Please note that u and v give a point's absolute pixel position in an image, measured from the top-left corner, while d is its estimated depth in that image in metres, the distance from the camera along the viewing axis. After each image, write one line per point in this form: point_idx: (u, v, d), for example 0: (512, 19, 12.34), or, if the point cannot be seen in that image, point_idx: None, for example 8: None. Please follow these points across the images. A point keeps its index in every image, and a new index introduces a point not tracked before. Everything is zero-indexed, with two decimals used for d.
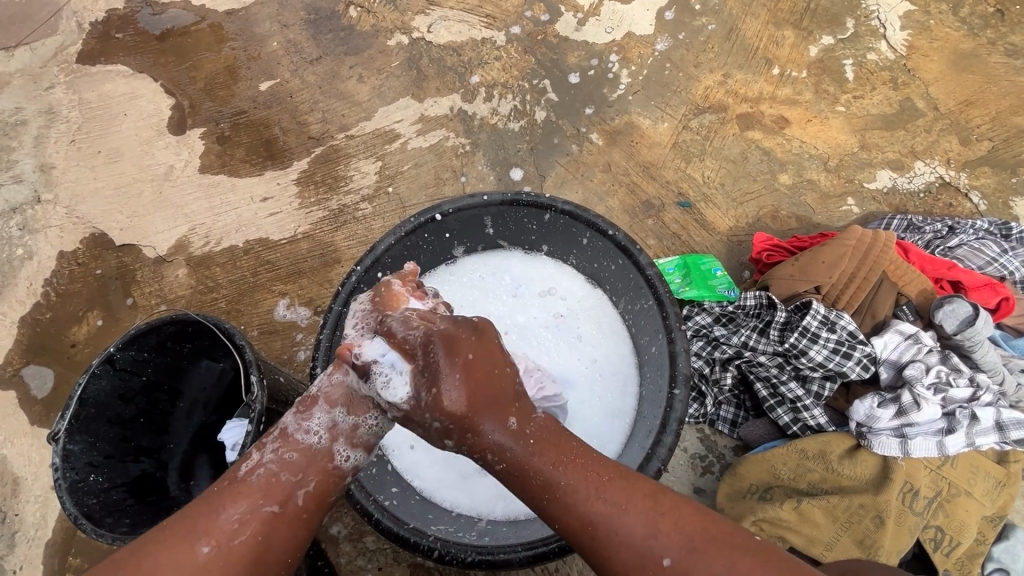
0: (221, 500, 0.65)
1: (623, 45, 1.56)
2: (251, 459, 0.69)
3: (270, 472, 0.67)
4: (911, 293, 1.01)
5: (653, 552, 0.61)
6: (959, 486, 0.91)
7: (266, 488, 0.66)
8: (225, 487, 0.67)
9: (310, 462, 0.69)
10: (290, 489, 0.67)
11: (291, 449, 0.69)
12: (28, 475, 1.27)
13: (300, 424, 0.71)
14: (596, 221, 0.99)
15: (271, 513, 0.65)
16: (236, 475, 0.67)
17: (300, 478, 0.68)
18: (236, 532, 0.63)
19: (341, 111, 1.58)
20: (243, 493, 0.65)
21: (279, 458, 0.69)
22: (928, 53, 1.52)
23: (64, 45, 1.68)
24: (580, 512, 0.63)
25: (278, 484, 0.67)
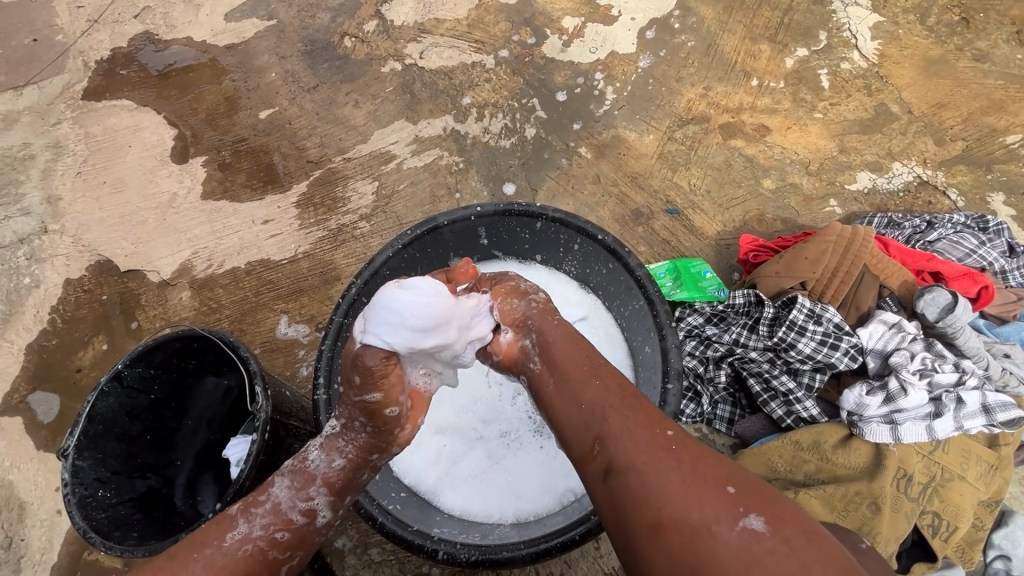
0: (200, 570, 0.66)
1: (607, 64, 1.63)
2: (238, 531, 0.70)
3: (257, 548, 0.70)
4: (894, 285, 1.04)
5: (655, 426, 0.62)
6: (952, 471, 0.92)
7: (252, 564, 0.69)
8: (208, 556, 0.68)
9: (300, 540, 0.73)
10: (274, 565, 0.72)
11: (283, 528, 0.72)
12: (33, 500, 1.28)
13: (295, 502, 0.73)
14: (585, 227, 1.03)
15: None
16: (223, 545, 0.69)
17: (288, 555, 0.73)
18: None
19: (338, 135, 1.64)
20: (228, 568, 0.68)
21: (268, 535, 0.71)
22: (899, 61, 1.59)
23: (70, 83, 1.74)
24: (606, 391, 0.67)
25: (264, 560, 0.70)
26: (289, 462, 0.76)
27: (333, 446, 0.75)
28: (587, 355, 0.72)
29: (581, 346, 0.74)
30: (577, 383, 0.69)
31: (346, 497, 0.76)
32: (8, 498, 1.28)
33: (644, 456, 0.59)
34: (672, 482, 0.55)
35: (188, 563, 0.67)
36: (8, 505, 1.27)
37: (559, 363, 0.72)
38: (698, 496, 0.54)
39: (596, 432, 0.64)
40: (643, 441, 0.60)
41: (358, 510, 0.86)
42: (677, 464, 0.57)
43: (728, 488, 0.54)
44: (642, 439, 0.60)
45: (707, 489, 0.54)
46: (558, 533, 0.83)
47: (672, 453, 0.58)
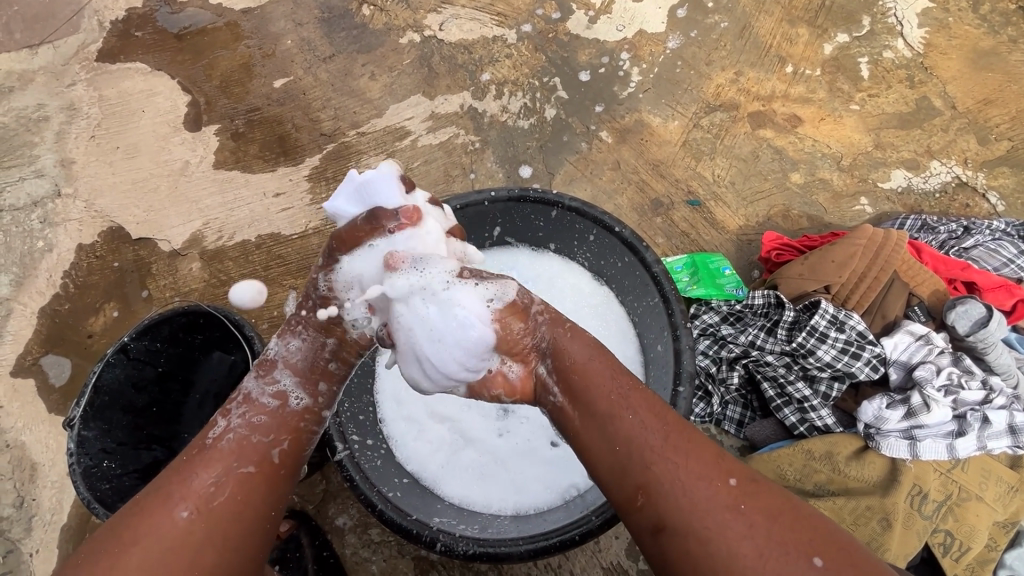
0: (193, 468, 0.68)
1: (634, 43, 1.55)
2: (218, 427, 0.73)
3: (240, 435, 0.72)
4: (924, 294, 0.99)
5: (719, 477, 0.61)
6: (969, 491, 0.89)
7: (237, 451, 0.71)
8: (196, 456, 0.70)
9: (280, 423, 0.75)
10: (263, 450, 0.72)
11: (259, 414, 0.74)
12: (45, 462, 1.30)
13: (263, 389, 0.76)
14: (602, 218, 1.00)
15: (247, 473, 0.70)
16: (206, 445, 0.71)
17: (274, 438, 0.73)
18: (214, 493, 0.67)
19: (352, 108, 1.60)
20: (215, 458, 0.69)
21: (247, 422, 0.73)
22: (946, 51, 1.49)
23: (85, 43, 1.71)
24: (661, 439, 0.65)
25: (250, 445, 0.72)
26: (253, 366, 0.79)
27: (290, 327, 0.80)
28: (620, 386, 0.71)
29: (616, 373, 0.72)
30: (614, 421, 0.68)
31: (320, 381, 0.79)
32: (21, 458, 1.30)
33: (706, 516, 0.59)
34: (747, 553, 0.56)
35: (180, 472, 0.68)
36: (20, 465, 1.30)
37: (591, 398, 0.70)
38: (781, 569, 0.55)
39: (640, 482, 0.63)
40: (704, 500, 0.60)
41: (359, 497, 0.86)
42: (750, 528, 0.57)
43: (813, 557, 0.55)
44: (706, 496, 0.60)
45: (786, 560, 0.55)
46: (559, 532, 0.83)
47: (740, 513, 0.58)
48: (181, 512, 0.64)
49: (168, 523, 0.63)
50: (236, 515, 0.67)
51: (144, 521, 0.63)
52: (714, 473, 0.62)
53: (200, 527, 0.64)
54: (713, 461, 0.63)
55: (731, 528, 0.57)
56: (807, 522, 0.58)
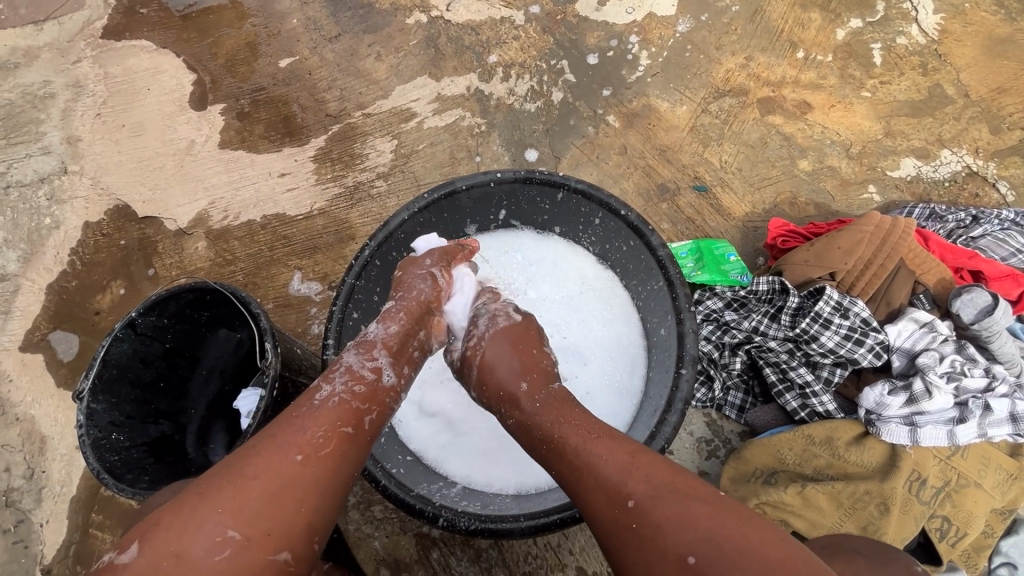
0: (301, 422, 0.70)
1: (643, 26, 1.53)
2: (324, 390, 0.74)
3: (343, 399, 0.73)
4: (929, 282, 0.99)
5: (620, 493, 0.65)
6: (968, 477, 0.89)
7: (341, 413, 0.72)
8: (304, 411, 0.71)
9: (375, 394, 0.77)
10: (359, 415, 0.74)
11: (361, 384, 0.76)
12: (54, 435, 1.32)
13: (363, 362, 0.79)
14: (608, 201, 0.99)
15: (347, 433, 0.71)
16: (314, 403, 0.72)
17: (368, 406, 0.75)
18: (322, 444, 0.68)
19: (358, 89, 1.59)
20: (320, 415, 0.71)
21: (349, 389, 0.75)
22: (961, 38, 1.47)
23: (90, 20, 1.70)
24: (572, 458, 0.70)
25: (351, 410, 0.73)
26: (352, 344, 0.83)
27: (395, 318, 0.86)
28: (546, 421, 0.76)
29: (550, 408, 0.78)
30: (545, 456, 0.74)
31: (403, 363, 0.83)
32: (31, 432, 1.32)
33: (612, 538, 0.64)
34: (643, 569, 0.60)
35: (290, 420, 0.70)
36: (30, 439, 1.32)
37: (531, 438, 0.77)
38: None
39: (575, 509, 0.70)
40: (608, 524, 0.64)
41: (362, 472, 0.87)
42: (640, 549, 0.61)
43: (688, 558, 0.58)
44: (609, 520, 0.65)
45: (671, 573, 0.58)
46: (558, 509, 0.83)
47: (632, 532, 0.62)
48: (294, 457, 0.66)
49: (283, 465, 0.65)
50: (335, 474, 0.68)
51: (260, 461, 0.65)
52: (615, 487, 0.65)
53: (309, 473, 0.66)
54: (615, 482, 0.66)
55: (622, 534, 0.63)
56: (692, 527, 0.59)
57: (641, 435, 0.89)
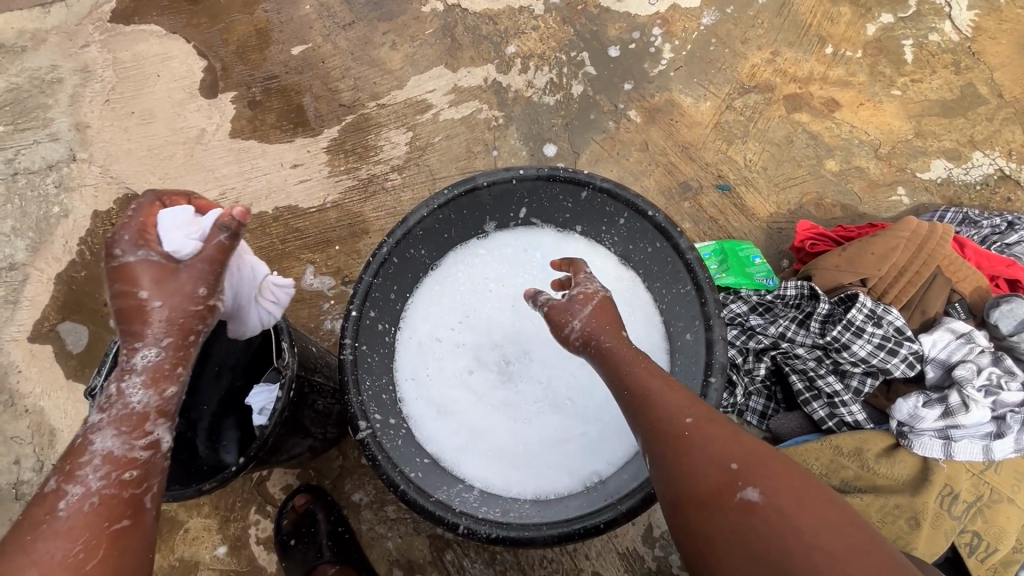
0: (42, 544, 0.56)
1: (666, 18, 1.49)
2: (72, 494, 0.58)
3: (104, 495, 0.59)
4: (965, 291, 0.96)
5: (680, 410, 0.67)
6: (1001, 493, 0.87)
7: (107, 511, 0.59)
8: (40, 530, 0.56)
9: (154, 471, 0.63)
10: (136, 500, 0.61)
11: (129, 469, 0.61)
12: (64, 427, 1.31)
13: (132, 443, 0.62)
14: (635, 201, 0.96)
15: (123, 528, 0.59)
16: (54, 516, 0.57)
17: (146, 485, 0.62)
18: (84, 559, 0.56)
19: (373, 78, 1.55)
20: (72, 529, 0.57)
21: (114, 479, 0.60)
22: (995, 36, 1.42)
23: (98, 3, 1.66)
24: (646, 381, 0.69)
25: (119, 502, 0.60)
26: (99, 412, 0.63)
27: (163, 374, 0.64)
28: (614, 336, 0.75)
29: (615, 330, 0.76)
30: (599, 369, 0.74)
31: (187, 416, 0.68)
32: (40, 424, 1.31)
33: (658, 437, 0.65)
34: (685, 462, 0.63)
35: (29, 546, 0.56)
36: (40, 431, 1.31)
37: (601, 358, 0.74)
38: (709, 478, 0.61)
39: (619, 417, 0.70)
40: (658, 423, 0.66)
41: (380, 476, 0.85)
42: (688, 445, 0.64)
43: (732, 465, 0.61)
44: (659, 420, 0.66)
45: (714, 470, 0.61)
46: (581, 519, 0.82)
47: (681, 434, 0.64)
48: None
49: None
50: None
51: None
52: (671, 397, 0.67)
53: None
54: (674, 394, 0.68)
55: (677, 443, 0.64)
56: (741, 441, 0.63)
57: None
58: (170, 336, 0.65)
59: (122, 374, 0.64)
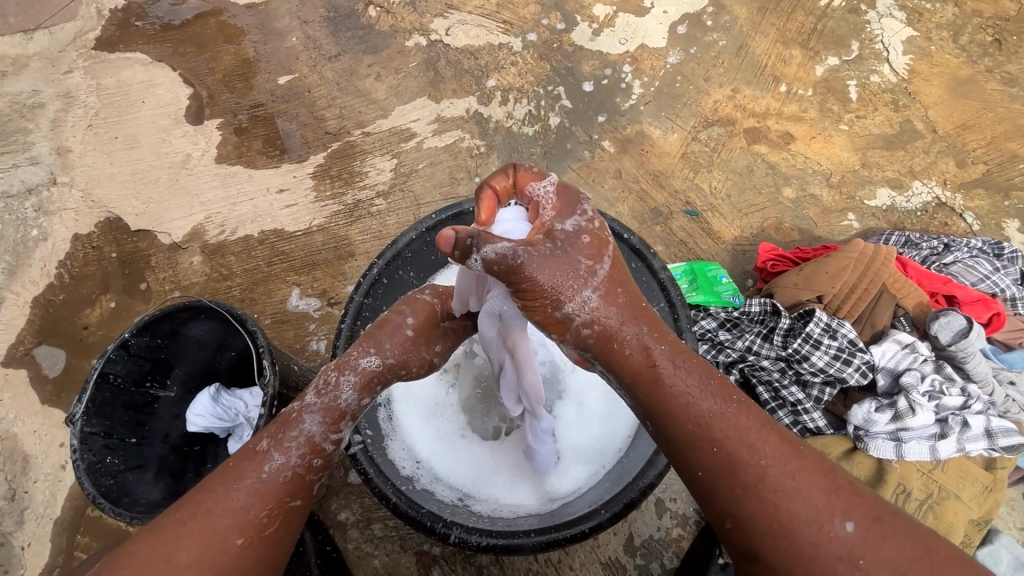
0: (236, 492, 0.62)
1: (635, 57, 1.60)
2: (274, 460, 0.65)
3: (295, 472, 0.65)
4: (909, 306, 1.07)
5: (832, 518, 0.55)
6: (948, 490, 0.96)
7: (291, 486, 0.65)
8: (245, 463, 0.64)
9: (331, 463, 0.70)
10: (311, 487, 0.67)
11: (317, 455, 0.67)
12: (37, 454, 1.28)
13: (325, 434, 0.68)
14: (611, 225, 1.03)
15: (294, 506, 0.65)
16: (260, 472, 0.64)
17: (322, 475, 0.68)
18: (265, 525, 0.62)
19: (358, 107, 1.61)
20: (266, 493, 0.63)
21: (304, 461, 0.66)
22: (928, 78, 1.58)
23: (83, 31, 1.69)
24: (778, 466, 0.56)
25: (303, 482, 0.66)
26: (315, 396, 0.70)
27: (371, 384, 0.73)
28: (715, 398, 0.60)
29: (703, 374, 0.62)
30: (698, 444, 0.58)
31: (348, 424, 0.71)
32: (12, 451, 1.28)
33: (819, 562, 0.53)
34: None
35: (227, 493, 0.62)
36: (11, 458, 1.27)
37: (682, 411, 0.59)
38: None
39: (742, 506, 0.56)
40: (815, 549, 0.54)
41: (372, 489, 0.86)
42: None
43: None
44: (817, 540, 0.54)
45: None
46: (567, 524, 0.84)
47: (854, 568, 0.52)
48: (235, 540, 0.60)
49: (222, 551, 0.60)
50: (279, 551, 0.64)
51: (194, 541, 0.59)
52: (823, 512, 0.55)
53: (251, 558, 0.61)
54: (828, 505, 0.55)
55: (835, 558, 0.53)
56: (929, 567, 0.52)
57: (644, 455, 0.89)
58: (394, 357, 0.74)
59: (343, 368, 0.71)
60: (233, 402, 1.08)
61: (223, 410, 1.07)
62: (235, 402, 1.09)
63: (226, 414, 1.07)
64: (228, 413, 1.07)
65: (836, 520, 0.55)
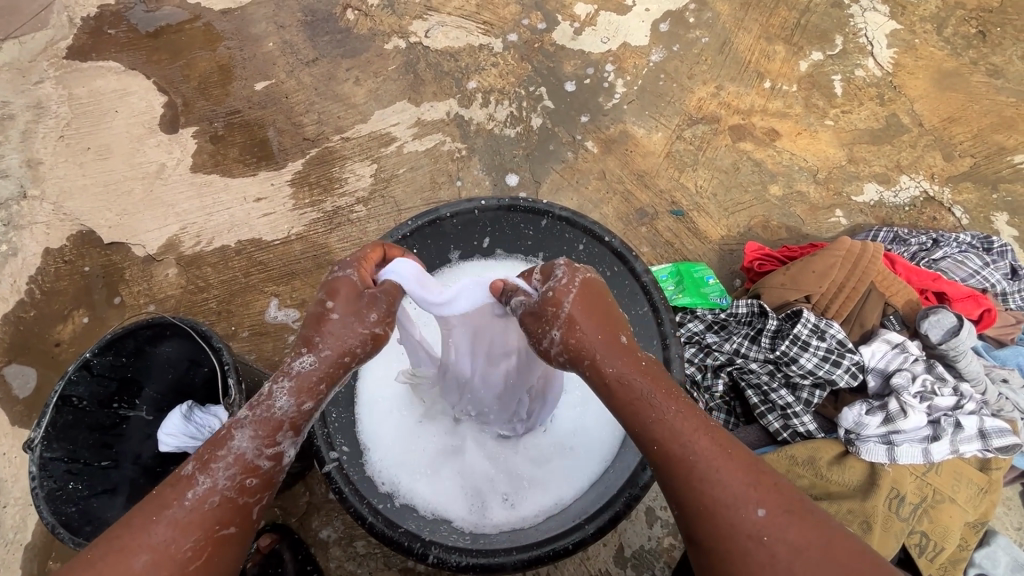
0: (158, 527, 0.59)
1: (618, 55, 1.58)
2: (199, 485, 0.61)
3: (224, 497, 0.62)
4: (898, 304, 1.05)
5: (747, 502, 0.57)
6: (943, 493, 0.94)
7: (221, 513, 0.61)
8: (168, 498, 0.61)
9: (268, 483, 0.65)
10: (244, 511, 0.63)
11: (251, 475, 0.64)
12: (7, 478, 1.24)
13: (259, 449, 0.65)
14: (592, 228, 1.00)
15: (228, 535, 0.62)
16: (183, 502, 0.61)
17: (257, 498, 0.64)
18: (190, 559, 0.59)
19: (337, 112, 1.58)
20: (190, 523, 0.60)
21: (235, 484, 0.63)
22: (913, 71, 1.56)
23: (54, 40, 1.65)
24: (696, 450, 0.60)
25: (232, 507, 0.62)
26: (247, 410, 0.66)
27: (310, 387, 0.68)
28: (643, 385, 0.65)
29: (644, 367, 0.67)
30: (628, 420, 0.64)
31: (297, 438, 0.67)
32: None
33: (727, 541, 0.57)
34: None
35: (149, 526, 0.59)
36: None
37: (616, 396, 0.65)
38: None
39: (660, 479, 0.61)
40: (722, 527, 0.57)
41: (347, 509, 0.82)
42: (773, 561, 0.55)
43: None
44: (727, 519, 0.57)
45: None
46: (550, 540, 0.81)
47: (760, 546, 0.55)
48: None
49: None
50: None
51: None
52: (735, 497, 0.58)
53: None
54: (743, 487, 0.58)
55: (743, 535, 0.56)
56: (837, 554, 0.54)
57: (629, 465, 0.87)
58: (330, 351, 0.69)
59: (278, 376, 0.67)
60: (206, 420, 1.04)
61: (195, 429, 1.02)
62: (208, 419, 1.03)
63: (200, 431, 1.02)
64: (201, 432, 1.02)
65: (749, 504, 0.57)
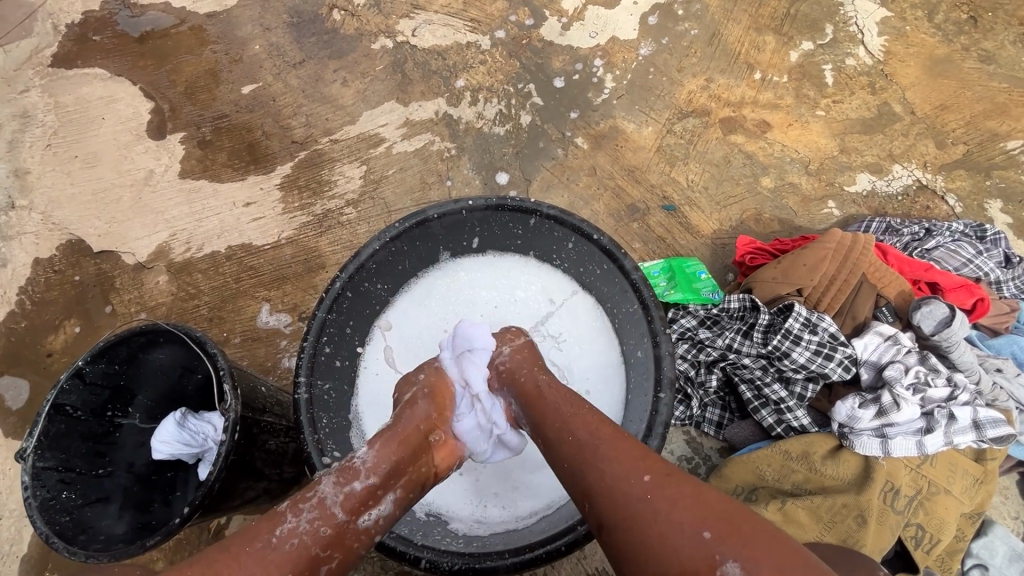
0: (247, 560, 0.57)
1: (606, 50, 1.57)
2: (287, 523, 0.61)
3: (304, 541, 0.61)
4: (890, 296, 1.04)
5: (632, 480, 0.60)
6: (938, 484, 0.94)
7: (298, 561, 0.59)
8: (260, 533, 0.60)
9: (341, 541, 0.64)
10: (314, 565, 0.60)
11: (328, 524, 0.63)
12: (2, 490, 1.24)
13: (341, 494, 0.65)
14: (580, 226, 0.98)
15: None
16: (272, 538, 0.60)
17: (329, 554, 0.62)
18: None
19: (324, 114, 1.57)
20: (274, 562, 0.58)
21: (314, 529, 0.62)
22: (905, 59, 1.55)
23: (39, 48, 1.64)
24: (588, 447, 0.66)
25: (306, 557, 0.60)
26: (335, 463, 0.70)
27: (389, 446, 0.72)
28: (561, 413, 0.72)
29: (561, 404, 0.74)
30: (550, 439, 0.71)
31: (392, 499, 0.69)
32: None
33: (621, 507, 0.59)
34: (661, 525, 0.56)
35: (240, 558, 0.57)
36: None
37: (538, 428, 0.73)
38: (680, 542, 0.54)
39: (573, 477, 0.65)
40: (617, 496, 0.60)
41: None
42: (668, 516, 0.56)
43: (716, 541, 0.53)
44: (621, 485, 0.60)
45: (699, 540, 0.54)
46: (544, 543, 0.80)
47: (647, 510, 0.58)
48: None
49: None
50: None
51: None
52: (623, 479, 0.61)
53: None
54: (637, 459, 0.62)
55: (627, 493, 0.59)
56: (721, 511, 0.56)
57: None
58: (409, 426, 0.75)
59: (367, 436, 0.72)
60: (201, 427, 1.04)
61: (189, 435, 1.02)
62: (202, 426, 1.04)
63: (194, 439, 1.03)
64: (195, 438, 1.03)
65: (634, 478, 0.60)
